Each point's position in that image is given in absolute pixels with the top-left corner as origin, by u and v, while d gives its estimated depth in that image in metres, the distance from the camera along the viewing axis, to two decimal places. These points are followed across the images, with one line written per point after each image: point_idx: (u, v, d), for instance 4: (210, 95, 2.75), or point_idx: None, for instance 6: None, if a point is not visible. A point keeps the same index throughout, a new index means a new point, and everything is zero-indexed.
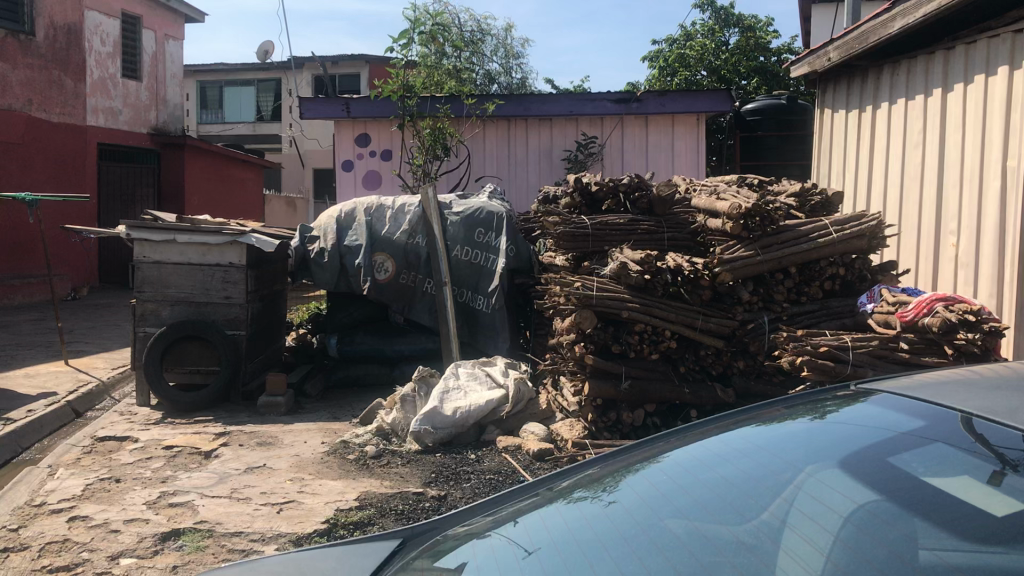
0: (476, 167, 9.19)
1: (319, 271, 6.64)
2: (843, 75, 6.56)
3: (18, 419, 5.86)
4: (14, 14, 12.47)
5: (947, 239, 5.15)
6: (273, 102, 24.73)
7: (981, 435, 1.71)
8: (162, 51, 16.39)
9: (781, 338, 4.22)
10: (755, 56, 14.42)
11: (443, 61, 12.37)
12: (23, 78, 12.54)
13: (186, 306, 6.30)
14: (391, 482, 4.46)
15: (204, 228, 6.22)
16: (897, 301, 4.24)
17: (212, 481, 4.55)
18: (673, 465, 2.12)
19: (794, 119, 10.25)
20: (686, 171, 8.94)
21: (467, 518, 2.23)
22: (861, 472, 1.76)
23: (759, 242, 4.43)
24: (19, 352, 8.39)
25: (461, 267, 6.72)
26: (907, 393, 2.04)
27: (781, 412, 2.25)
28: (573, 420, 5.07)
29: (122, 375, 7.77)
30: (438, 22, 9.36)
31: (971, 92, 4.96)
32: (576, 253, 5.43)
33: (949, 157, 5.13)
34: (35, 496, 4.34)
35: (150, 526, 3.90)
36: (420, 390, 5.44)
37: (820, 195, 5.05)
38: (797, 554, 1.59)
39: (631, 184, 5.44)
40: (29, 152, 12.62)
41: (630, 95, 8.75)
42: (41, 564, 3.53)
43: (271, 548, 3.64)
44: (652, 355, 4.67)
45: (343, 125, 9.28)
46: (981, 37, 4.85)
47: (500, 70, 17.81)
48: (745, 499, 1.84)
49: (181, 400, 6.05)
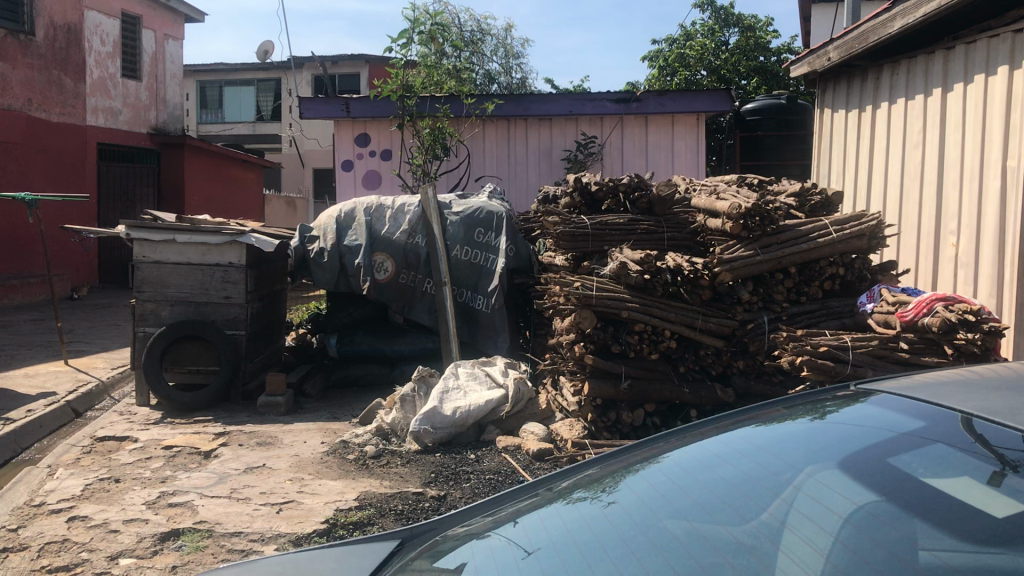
0: (476, 167, 9.19)
1: (319, 271, 6.64)
2: (843, 75, 6.55)
3: (18, 419, 5.86)
4: (15, 14, 12.47)
5: (947, 239, 5.15)
6: (273, 102, 24.72)
7: (981, 435, 1.71)
8: (162, 51, 16.39)
9: (782, 338, 4.21)
10: (755, 56, 14.41)
11: (442, 61, 12.37)
12: (24, 78, 12.55)
13: (185, 306, 6.30)
14: (391, 482, 4.46)
15: (204, 228, 6.21)
16: (897, 301, 4.25)
17: (212, 481, 4.55)
18: (673, 465, 2.12)
19: (794, 119, 10.25)
20: (686, 170, 8.94)
21: (466, 518, 2.23)
22: (861, 473, 1.76)
23: (759, 242, 4.43)
24: (18, 352, 8.38)
25: (461, 267, 6.71)
26: (907, 393, 2.04)
27: (781, 412, 2.24)
28: (573, 420, 5.07)
29: (122, 375, 7.76)
30: (438, 22, 9.36)
31: (971, 92, 4.96)
32: (576, 253, 5.42)
33: (950, 157, 5.12)
34: (34, 497, 4.33)
35: (150, 527, 3.90)
36: (419, 390, 5.43)
37: (820, 195, 5.04)
38: (797, 555, 1.58)
39: (631, 184, 5.43)
40: (29, 152, 12.62)
41: (630, 95, 8.75)
42: (40, 564, 3.53)
43: (271, 549, 3.64)
44: (652, 355, 4.66)
45: (342, 125, 9.27)
46: (981, 37, 4.84)
47: (500, 70, 17.80)
48: (745, 500, 1.83)
49: (181, 400, 6.05)
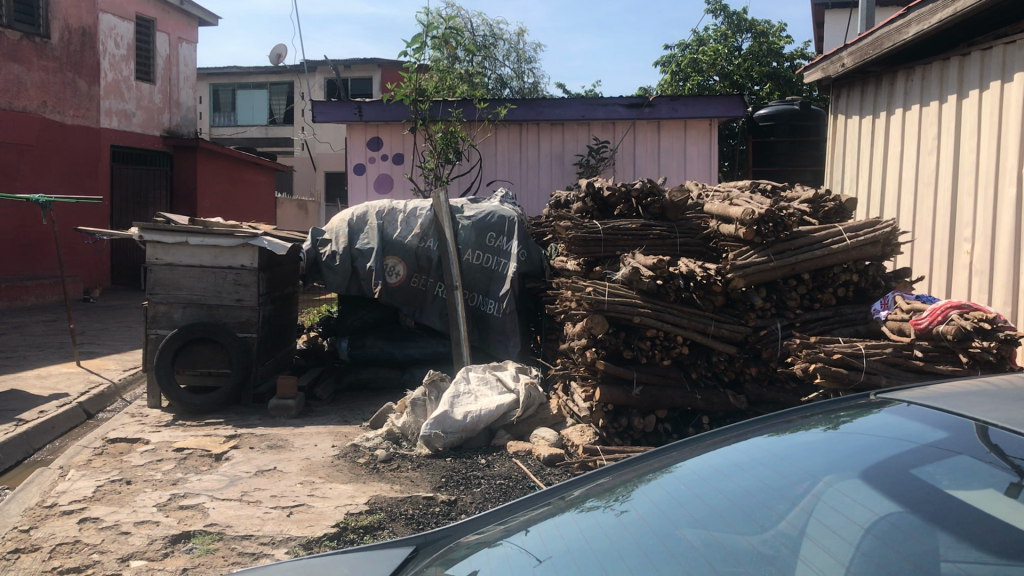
0: (488, 170, 9.19)
1: (331, 274, 6.62)
2: (856, 81, 6.55)
3: (30, 420, 5.89)
4: (31, 17, 12.56)
5: (962, 246, 5.12)
6: (285, 105, 24.88)
7: (995, 445, 1.72)
8: (175, 54, 16.47)
9: (794, 344, 4.23)
10: (768, 62, 14.45)
11: (455, 65, 12.40)
12: (38, 81, 12.63)
13: (197, 308, 6.31)
14: (401, 487, 4.45)
15: (216, 230, 6.22)
16: (911, 309, 4.18)
17: (223, 483, 4.56)
18: (687, 475, 2.11)
19: (807, 125, 10.26)
20: (697, 175, 8.93)
21: (479, 526, 2.22)
22: (884, 483, 1.75)
23: (772, 248, 4.39)
24: (31, 353, 8.44)
25: (472, 271, 6.71)
26: (929, 403, 2.02)
27: (794, 420, 2.24)
28: (584, 425, 5.02)
29: (133, 377, 7.80)
30: (451, 27, 9.38)
31: (986, 99, 4.93)
32: (588, 258, 5.42)
33: (965, 163, 5.10)
34: (46, 497, 4.36)
35: (160, 529, 3.90)
36: (430, 394, 5.37)
37: (834, 201, 4.99)
38: (816, 564, 1.57)
39: (643, 190, 5.39)
40: (43, 153, 12.71)
41: (642, 99, 8.73)
42: (51, 566, 3.53)
43: (281, 553, 3.63)
44: (663, 361, 4.64)
45: (354, 129, 9.30)
46: (997, 44, 4.83)
47: (513, 74, 17.78)
48: (762, 509, 1.82)
49: (192, 402, 6.05)
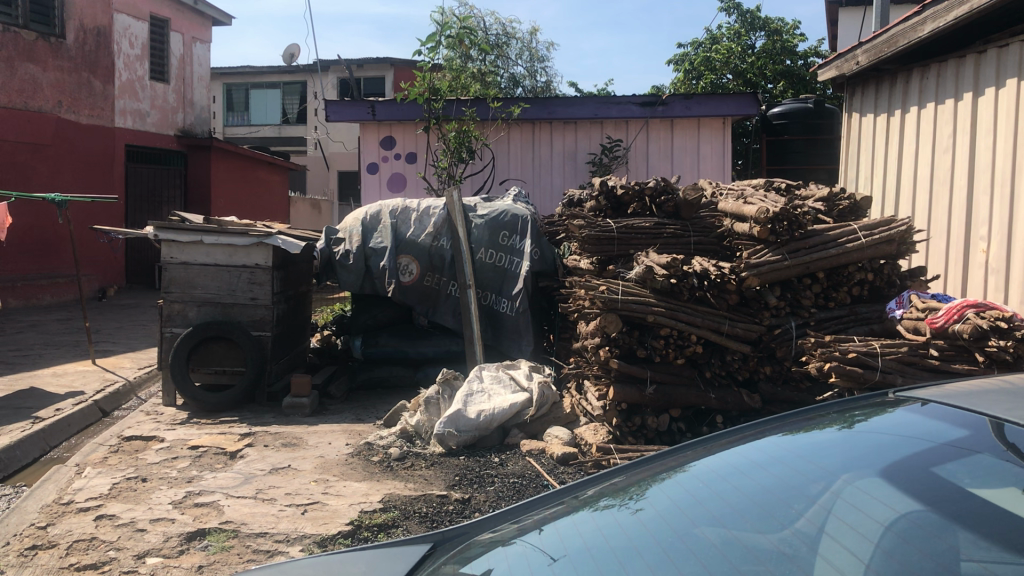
0: (501, 169, 9.20)
1: (344, 273, 6.64)
2: (871, 79, 6.52)
3: (46, 418, 5.93)
4: (46, 17, 12.63)
5: (977, 245, 5.10)
6: (298, 105, 25.01)
7: (1013, 443, 1.71)
8: (189, 54, 16.53)
9: (810, 344, 4.22)
10: (782, 60, 14.40)
11: (467, 65, 12.42)
12: (54, 80, 12.72)
13: (211, 307, 6.34)
14: (415, 485, 4.46)
15: (230, 229, 6.24)
16: (927, 307, 4.16)
17: (237, 481, 4.58)
18: (702, 474, 2.10)
19: (821, 123, 10.25)
20: (711, 174, 8.91)
21: (496, 523, 2.22)
22: (903, 482, 1.74)
23: (787, 246, 4.39)
24: (46, 351, 8.49)
25: (485, 270, 6.72)
26: (949, 401, 2.01)
27: (810, 419, 2.22)
28: (598, 424, 5.03)
29: (148, 375, 7.84)
30: (465, 26, 9.37)
31: (1002, 97, 4.90)
32: (601, 257, 5.39)
33: (981, 161, 5.08)
34: (63, 494, 4.38)
35: (176, 526, 3.92)
36: (443, 393, 5.41)
37: (848, 199, 4.97)
38: (836, 562, 1.56)
39: (657, 188, 5.40)
40: (59, 153, 12.82)
41: (656, 99, 8.72)
42: (68, 563, 3.56)
43: (296, 549, 3.65)
44: (677, 360, 4.63)
45: (368, 129, 9.32)
46: (1014, 41, 4.78)
47: (525, 73, 17.78)
48: (781, 507, 1.82)
49: (207, 400, 6.09)
